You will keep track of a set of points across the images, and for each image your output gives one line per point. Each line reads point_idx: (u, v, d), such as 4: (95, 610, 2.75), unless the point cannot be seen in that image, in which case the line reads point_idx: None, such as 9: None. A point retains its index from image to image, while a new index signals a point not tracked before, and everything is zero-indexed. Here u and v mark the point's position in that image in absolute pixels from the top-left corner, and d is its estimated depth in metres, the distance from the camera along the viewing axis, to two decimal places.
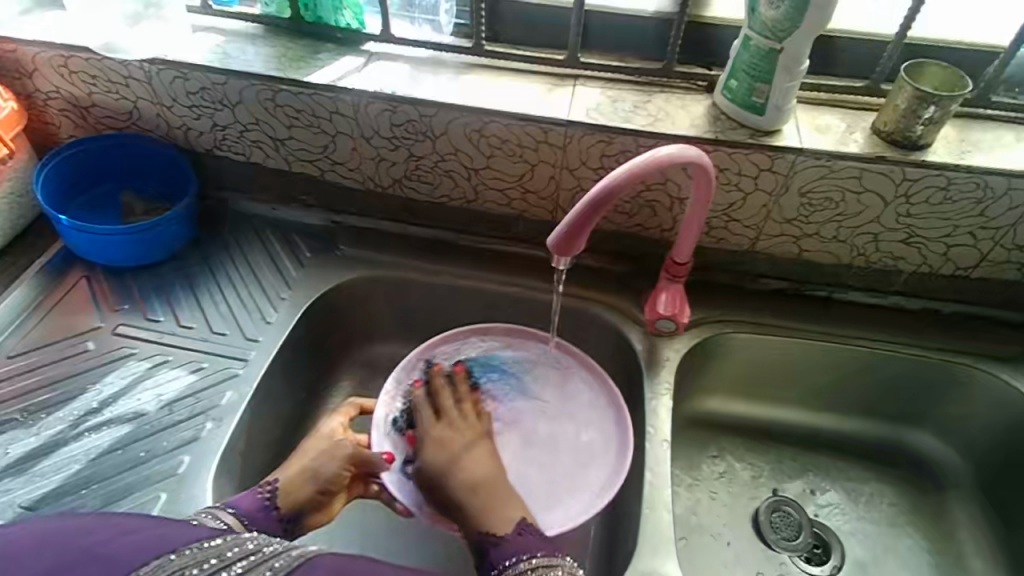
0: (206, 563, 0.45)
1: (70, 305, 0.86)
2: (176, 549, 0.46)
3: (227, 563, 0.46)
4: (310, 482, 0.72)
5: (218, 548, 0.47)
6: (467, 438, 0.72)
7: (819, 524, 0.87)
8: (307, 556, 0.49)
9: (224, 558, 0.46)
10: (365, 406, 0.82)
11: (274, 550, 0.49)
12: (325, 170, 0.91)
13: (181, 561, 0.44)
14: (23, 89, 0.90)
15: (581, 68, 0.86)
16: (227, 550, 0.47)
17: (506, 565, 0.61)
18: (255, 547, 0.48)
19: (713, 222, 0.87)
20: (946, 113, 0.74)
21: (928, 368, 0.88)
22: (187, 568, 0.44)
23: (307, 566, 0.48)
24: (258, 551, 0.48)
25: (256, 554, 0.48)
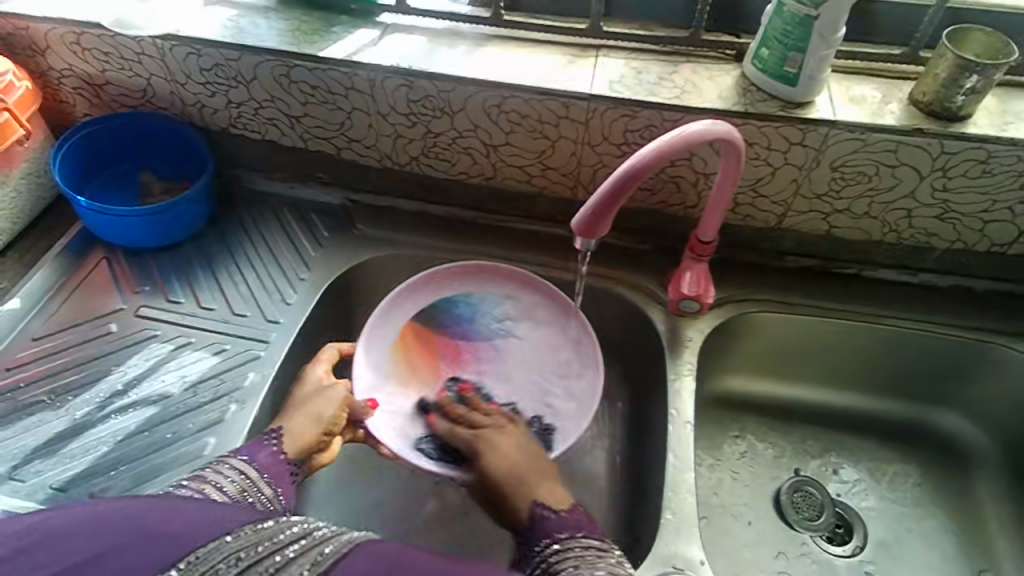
0: (258, 545, 0.45)
1: (91, 288, 0.86)
2: (228, 531, 0.46)
3: (278, 545, 0.46)
4: (314, 425, 0.70)
5: (271, 531, 0.47)
6: (500, 444, 0.69)
7: (842, 504, 0.87)
8: (354, 542, 0.48)
9: (276, 541, 0.46)
10: (345, 351, 0.80)
11: (324, 535, 0.49)
12: (341, 148, 0.89)
13: (236, 542, 0.45)
14: (37, 67, 0.89)
15: (604, 37, 0.83)
16: (278, 532, 0.47)
17: (558, 538, 0.59)
18: (304, 530, 0.48)
19: (739, 198, 0.84)
20: (990, 83, 0.70)
21: (958, 347, 0.86)
22: (242, 549, 0.45)
23: (352, 553, 0.47)
24: (308, 535, 0.48)
25: (306, 537, 0.48)
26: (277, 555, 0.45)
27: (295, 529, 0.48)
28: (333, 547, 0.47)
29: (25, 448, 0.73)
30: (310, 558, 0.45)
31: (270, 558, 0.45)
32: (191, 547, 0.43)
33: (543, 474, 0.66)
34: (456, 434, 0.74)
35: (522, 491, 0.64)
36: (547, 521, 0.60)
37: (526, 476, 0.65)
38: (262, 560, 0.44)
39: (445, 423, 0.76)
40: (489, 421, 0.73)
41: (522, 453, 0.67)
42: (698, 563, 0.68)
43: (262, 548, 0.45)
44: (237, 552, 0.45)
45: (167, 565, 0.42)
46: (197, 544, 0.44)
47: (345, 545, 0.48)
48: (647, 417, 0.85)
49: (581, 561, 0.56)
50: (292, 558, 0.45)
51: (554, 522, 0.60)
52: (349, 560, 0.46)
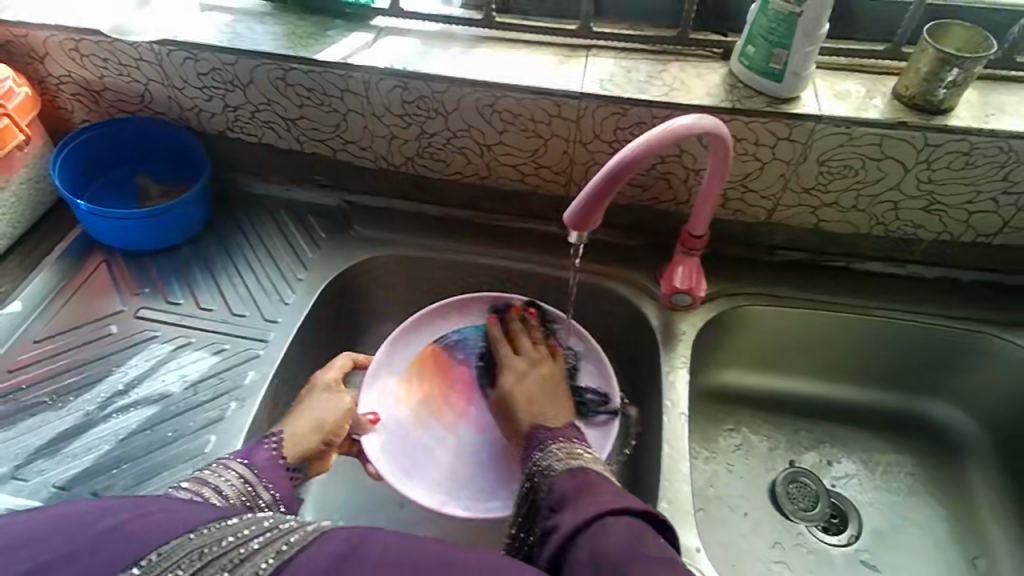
0: (223, 540, 0.46)
1: (91, 291, 0.87)
2: (191, 527, 0.46)
3: (242, 539, 0.46)
4: (315, 432, 0.71)
5: (235, 526, 0.47)
6: (523, 368, 0.74)
7: (836, 494, 0.88)
8: (321, 530, 0.48)
9: (241, 535, 0.46)
10: (359, 361, 0.81)
11: (289, 527, 0.48)
12: (337, 150, 0.91)
13: (199, 539, 0.45)
14: (36, 74, 0.90)
15: (594, 38, 0.84)
16: (244, 526, 0.48)
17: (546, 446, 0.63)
18: (271, 524, 0.48)
19: (729, 193, 0.86)
20: (970, 76, 0.72)
21: (947, 337, 0.87)
22: (205, 545, 0.45)
23: (321, 540, 0.47)
24: (274, 528, 0.48)
25: (273, 530, 0.48)
26: (242, 547, 0.45)
27: (264, 522, 0.48)
28: (298, 537, 0.47)
29: (28, 448, 0.74)
30: (274, 548, 0.46)
31: (231, 552, 0.45)
32: (153, 544, 0.44)
33: (558, 395, 0.71)
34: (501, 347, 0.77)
35: (531, 402, 0.70)
36: (550, 433, 0.65)
37: (542, 394, 0.70)
38: (224, 555, 0.45)
39: (495, 334, 0.79)
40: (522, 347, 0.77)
41: (556, 378, 0.73)
42: (695, 551, 0.69)
43: (224, 543, 0.45)
44: (202, 549, 0.45)
45: (129, 562, 0.42)
46: (161, 541, 0.44)
47: (311, 534, 0.48)
48: (644, 411, 0.86)
49: (564, 457, 0.61)
50: (254, 551, 0.45)
51: (547, 432, 0.65)
52: (311, 551, 0.46)
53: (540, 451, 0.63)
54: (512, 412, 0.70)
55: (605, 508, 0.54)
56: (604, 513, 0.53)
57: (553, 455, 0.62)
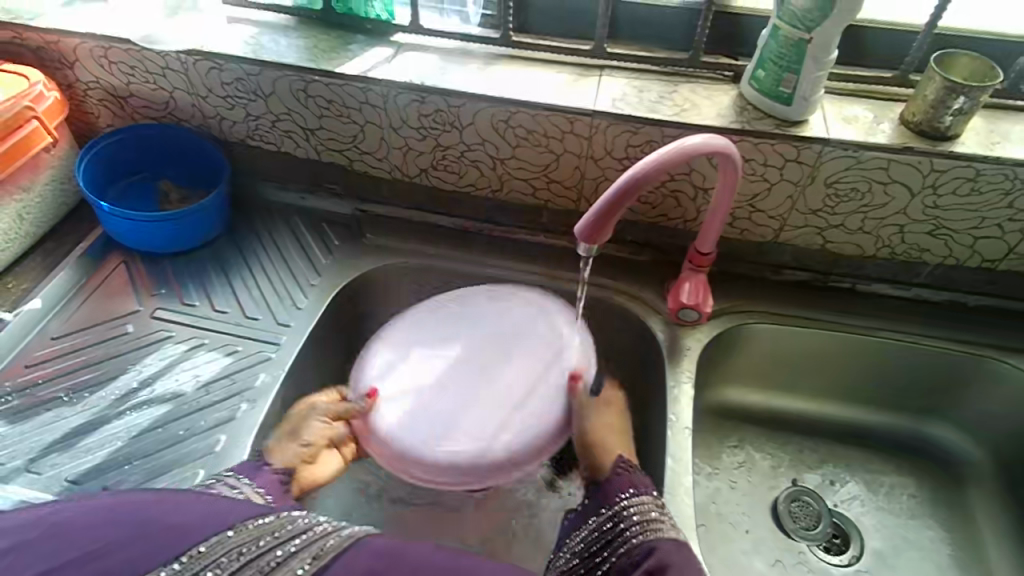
0: (261, 539, 0.48)
1: (110, 290, 0.89)
2: (230, 527, 0.48)
3: (282, 539, 0.48)
4: (292, 438, 0.72)
5: (271, 527, 0.49)
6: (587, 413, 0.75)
7: (838, 514, 0.88)
8: (356, 536, 0.51)
9: (279, 535, 0.49)
10: None
11: (324, 530, 0.51)
12: (353, 160, 0.93)
13: (237, 537, 0.47)
14: (65, 79, 0.93)
15: (608, 59, 0.86)
16: (280, 526, 0.50)
17: (619, 499, 0.64)
18: (307, 524, 0.51)
19: (737, 213, 0.87)
20: (977, 104, 0.73)
21: (951, 360, 0.88)
22: (243, 544, 0.47)
23: (354, 547, 0.49)
24: (311, 529, 0.50)
25: (308, 532, 0.50)
26: (280, 549, 0.47)
27: (301, 522, 0.51)
28: (333, 541, 0.49)
29: (42, 443, 0.75)
30: (311, 552, 0.48)
31: (272, 551, 0.47)
32: (195, 541, 0.45)
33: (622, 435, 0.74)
34: (581, 408, 0.76)
35: (595, 441, 0.72)
36: (620, 480, 0.66)
37: (603, 440, 0.72)
38: (262, 556, 0.46)
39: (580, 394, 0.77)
40: (580, 408, 0.76)
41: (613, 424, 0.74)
42: None
43: (263, 543, 0.47)
44: (239, 547, 0.46)
45: (173, 556, 0.44)
46: (201, 537, 0.46)
47: (346, 539, 0.50)
48: (647, 425, 0.87)
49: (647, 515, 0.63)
50: (292, 552, 0.47)
51: (621, 480, 0.66)
52: (346, 554, 0.48)
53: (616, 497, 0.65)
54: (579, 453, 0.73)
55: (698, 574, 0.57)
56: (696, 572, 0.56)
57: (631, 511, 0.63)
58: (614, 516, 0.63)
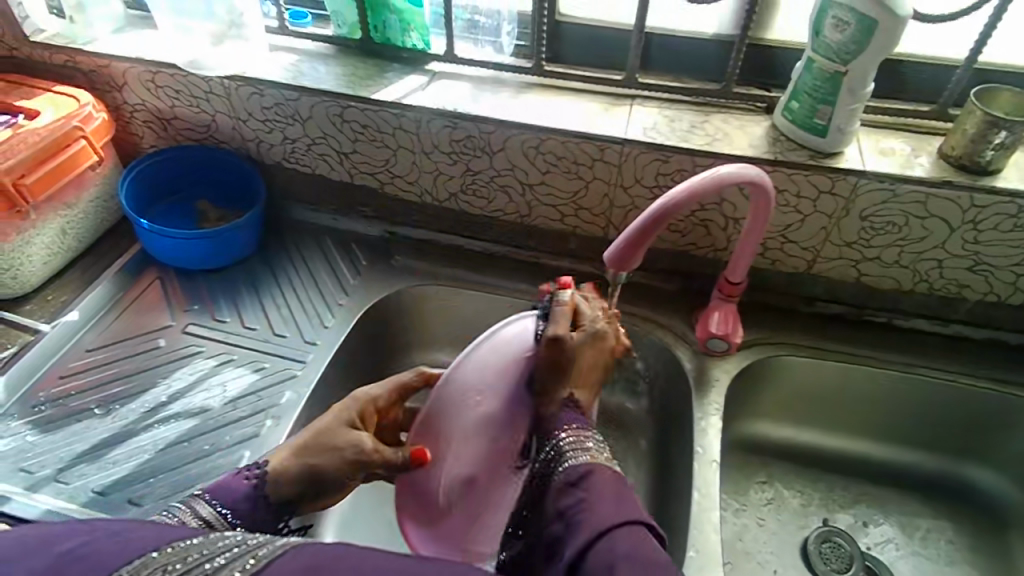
0: (189, 557, 0.42)
1: (144, 305, 0.92)
2: (152, 547, 0.43)
3: (208, 555, 0.43)
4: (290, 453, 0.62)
5: (202, 544, 0.44)
6: (585, 330, 0.62)
7: (872, 557, 0.84)
8: (292, 543, 0.44)
9: (207, 552, 0.43)
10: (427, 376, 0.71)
11: (257, 541, 0.44)
12: (385, 183, 0.94)
13: (163, 558, 0.42)
14: (113, 101, 0.97)
15: (639, 89, 0.87)
16: (207, 545, 0.44)
17: (568, 425, 0.59)
18: (239, 540, 0.45)
19: (768, 243, 0.86)
20: (1019, 139, 0.72)
21: (992, 401, 0.85)
22: (170, 562, 0.42)
23: (287, 553, 0.43)
24: (243, 543, 0.44)
25: (240, 546, 0.44)
26: (208, 563, 0.42)
27: (231, 540, 0.45)
28: (265, 551, 0.43)
29: (70, 453, 0.76)
30: (241, 562, 0.42)
31: (201, 567, 0.42)
32: (113, 565, 0.40)
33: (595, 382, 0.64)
34: (563, 318, 0.63)
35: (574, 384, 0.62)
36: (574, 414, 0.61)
37: (575, 373, 0.62)
38: (191, 571, 0.41)
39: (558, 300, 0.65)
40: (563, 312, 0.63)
41: (599, 358, 0.63)
42: None
43: (192, 559, 0.42)
44: (166, 566, 0.41)
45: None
46: (121, 562, 0.41)
47: (281, 546, 0.44)
48: (673, 456, 0.85)
49: (586, 450, 0.57)
50: (224, 564, 0.42)
51: (574, 417, 0.60)
52: (281, 559, 0.42)
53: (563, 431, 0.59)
54: (540, 379, 0.62)
55: (608, 523, 0.50)
56: (617, 523, 0.50)
57: (567, 445, 0.57)
58: (552, 450, 0.58)
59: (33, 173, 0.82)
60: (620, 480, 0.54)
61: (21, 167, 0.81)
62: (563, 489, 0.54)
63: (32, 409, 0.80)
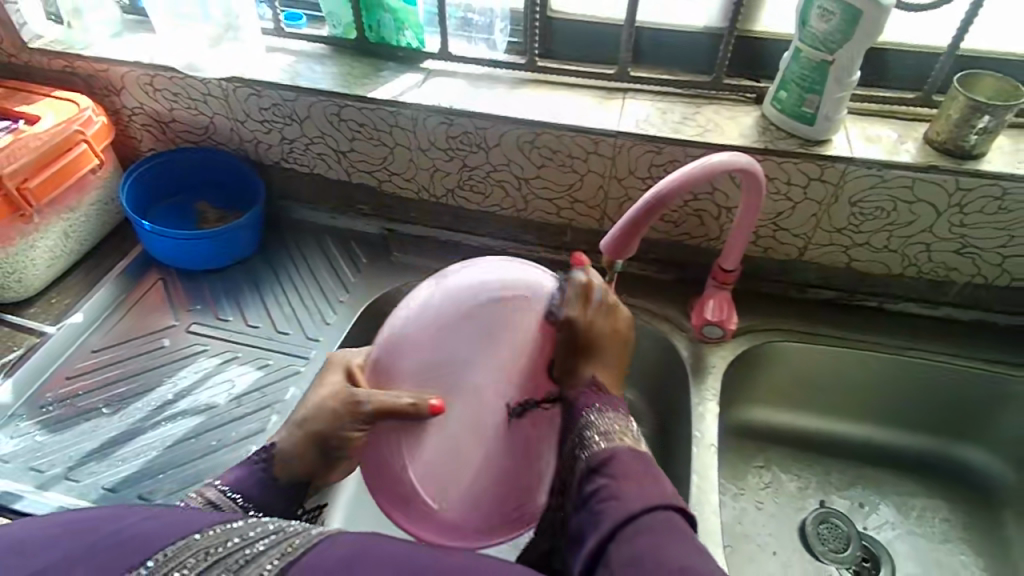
0: (229, 541, 0.44)
1: (147, 306, 0.93)
2: (195, 531, 0.44)
3: (248, 540, 0.44)
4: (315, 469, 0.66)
5: (240, 530, 0.45)
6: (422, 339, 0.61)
7: (868, 537, 0.86)
8: (327, 533, 0.46)
9: (246, 537, 0.44)
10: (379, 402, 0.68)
11: (293, 530, 0.46)
12: (383, 180, 0.96)
13: (204, 540, 0.44)
14: (112, 105, 0.98)
15: (630, 82, 0.89)
16: (245, 531, 0.45)
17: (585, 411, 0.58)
18: (275, 527, 0.46)
19: (761, 231, 0.88)
20: (1002, 123, 0.74)
21: (981, 381, 0.87)
22: (212, 545, 0.43)
23: (325, 542, 0.45)
24: (280, 531, 0.46)
25: (278, 533, 0.45)
26: (248, 548, 0.43)
27: (267, 526, 0.46)
28: (301, 539, 0.45)
29: (79, 452, 0.77)
30: (279, 549, 0.43)
31: (239, 552, 0.43)
32: (158, 545, 0.42)
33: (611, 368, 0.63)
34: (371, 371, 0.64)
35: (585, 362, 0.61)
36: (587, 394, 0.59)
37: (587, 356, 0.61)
38: (231, 555, 0.42)
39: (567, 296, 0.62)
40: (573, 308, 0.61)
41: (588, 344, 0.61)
42: None
43: (232, 543, 0.43)
44: (207, 549, 0.43)
45: (137, 563, 0.41)
46: (166, 543, 0.43)
47: (315, 537, 0.45)
48: (672, 443, 0.86)
49: (614, 433, 0.56)
50: (262, 551, 0.43)
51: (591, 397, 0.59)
52: (319, 547, 0.44)
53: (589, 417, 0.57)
54: (561, 360, 0.61)
55: (653, 499, 0.50)
56: (648, 508, 0.49)
57: (593, 431, 0.56)
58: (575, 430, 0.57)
59: (36, 177, 0.84)
60: (641, 457, 0.54)
61: (25, 171, 0.83)
62: (586, 475, 0.54)
63: (40, 410, 0.81)
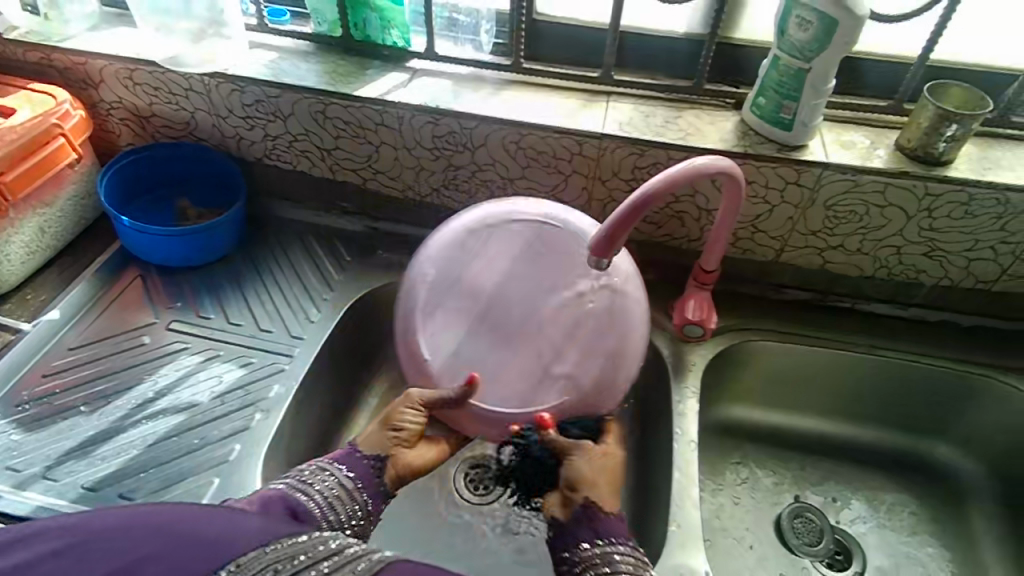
0: (295, 558, 0.44)
1: (126, 303, 0.91)
2: (264, 543, 0.45)
3: (315, 559, 0.45)
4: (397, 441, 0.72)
5: (307, 545, 0.46)
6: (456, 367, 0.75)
7: (841, 531, 0.89)
8: (388, 562, 0.46)
9: (311, 555, 0.45)
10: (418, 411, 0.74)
11: (358, 550, 0.47)
12: (367, 179, 0.96)
13: (273, 553, 0.44)
14: (89, 99, 0.96)
15: (614, 86, 0.90)
16: (311, 546, 0.46)
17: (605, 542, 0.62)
18: (339, 545, 0.46)
19: (739, 233, 0.90)
20: (969, 131, 0.77)
21: (947, 379, 0.90)
22: (280, 560, 0.44)
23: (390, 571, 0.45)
24: (342, 551, 0.46)
25: (341, 554, 0.46)
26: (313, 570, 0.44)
27: (331, 544, 0.46)
28: (366, 565, 0.45)
29: (58, 450, 0.76)
30: None
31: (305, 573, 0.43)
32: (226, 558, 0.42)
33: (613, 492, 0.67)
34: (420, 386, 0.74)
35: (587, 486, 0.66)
36: (614, 523, 0.64)
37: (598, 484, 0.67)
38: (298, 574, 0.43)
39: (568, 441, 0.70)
40: (583, 455, 0.68)
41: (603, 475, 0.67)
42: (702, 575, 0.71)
43: (300, 560, 0.44)
44: (274, 564, 0.44)
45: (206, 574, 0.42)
46: (234, 554, 0.43)
47: (377, 565, 0.45)
48: (653, 439, 0.88)
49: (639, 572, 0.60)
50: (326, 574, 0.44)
51: (585, 522, 0.63)
52: None
53: (581, 543, 0.62)
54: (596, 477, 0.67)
55: None
56: None
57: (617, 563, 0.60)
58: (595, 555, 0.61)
59: (12, 171, 0.82)
60: None
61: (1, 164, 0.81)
62: None
63: (16, 409, 0.80)
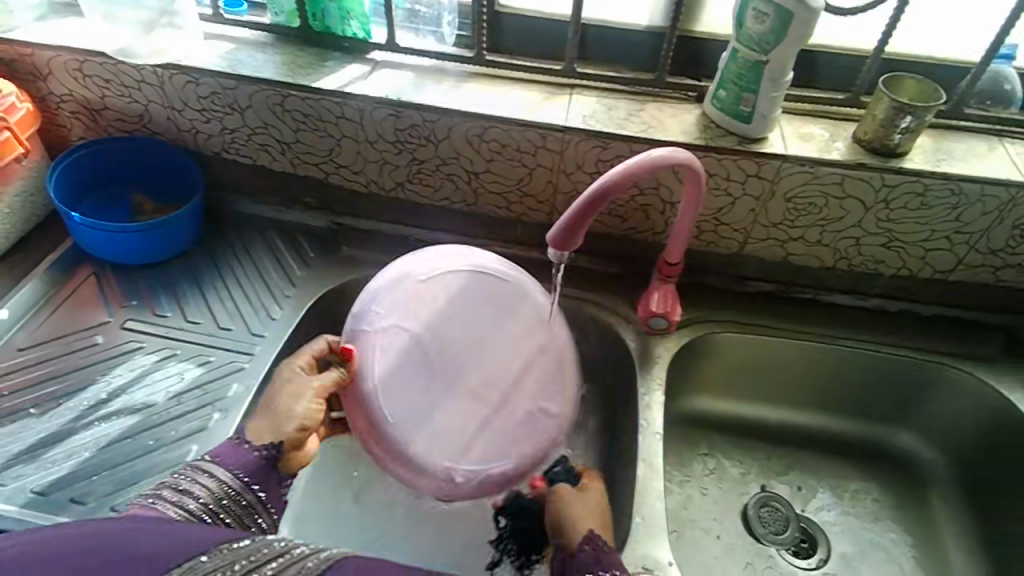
0: (238, 563, 0.47)
1: (77, 302, 0.88)
2: (204, 551, 0.47)
3: (257, 563, 0.48)
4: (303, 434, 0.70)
5: (246, 550, 0.49)
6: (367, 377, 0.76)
7: (806, 519, 0.90)
8: (332, 560, 0.51)
9: (253, 559, 0.49)
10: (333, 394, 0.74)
11: (302, 552, 0.51)
12: (330, 173, 0.94)
13: (215, 562, 0.47)
14: (37, 92, 0.93)
15: (577, 79, 0.90)
16: (254, 551, 0.50)
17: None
18: (283, 549, 0.51)
19: (703, 226, 0.91)
20: (922, 123, 0.78)
21: (907, 368, 0.92)
22: (221, 568, 0.46)
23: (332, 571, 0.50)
24: (286, 554, 0.50)
25: (285, 556, 0.50)
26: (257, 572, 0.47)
27: (273, 547, 0.51)
28: (311, 563, 0.50)
29: (5, 455, 0.74)
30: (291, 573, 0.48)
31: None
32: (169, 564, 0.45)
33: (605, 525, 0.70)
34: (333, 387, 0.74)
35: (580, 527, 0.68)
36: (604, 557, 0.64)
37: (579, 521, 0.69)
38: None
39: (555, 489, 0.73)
40: (561, 498, 0.72)
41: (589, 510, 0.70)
42: (667, 564, 0.71)
43: (239, 566, 0.47)
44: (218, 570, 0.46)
45: None
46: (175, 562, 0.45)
47: (325, 561, 0.51)
48: (620, 432, 0.88)
49: None
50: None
51: (587, 556, 0.64)
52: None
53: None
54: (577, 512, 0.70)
55: None
56: None
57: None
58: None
59: None
60: None
61: None
62: None
63: None
